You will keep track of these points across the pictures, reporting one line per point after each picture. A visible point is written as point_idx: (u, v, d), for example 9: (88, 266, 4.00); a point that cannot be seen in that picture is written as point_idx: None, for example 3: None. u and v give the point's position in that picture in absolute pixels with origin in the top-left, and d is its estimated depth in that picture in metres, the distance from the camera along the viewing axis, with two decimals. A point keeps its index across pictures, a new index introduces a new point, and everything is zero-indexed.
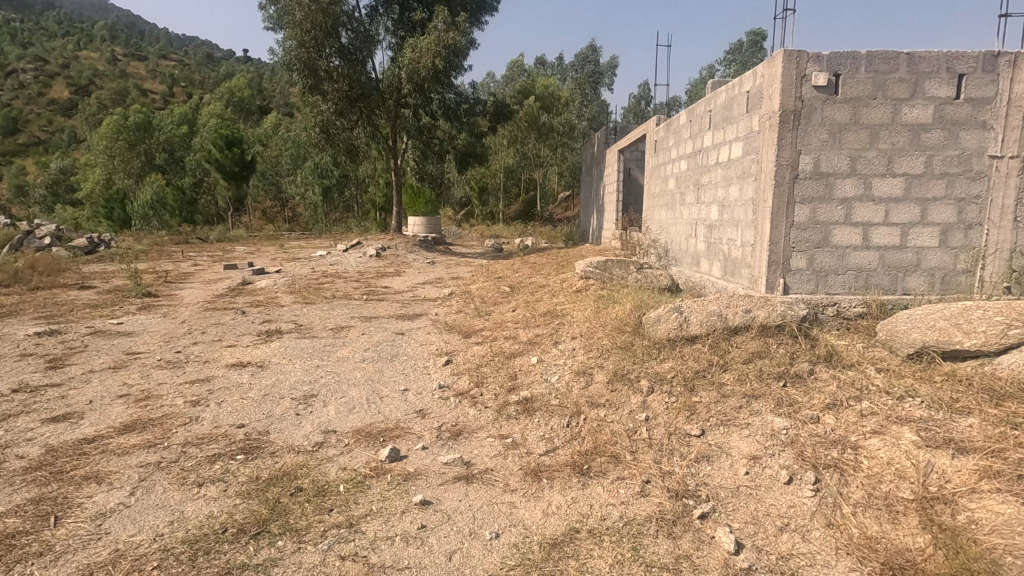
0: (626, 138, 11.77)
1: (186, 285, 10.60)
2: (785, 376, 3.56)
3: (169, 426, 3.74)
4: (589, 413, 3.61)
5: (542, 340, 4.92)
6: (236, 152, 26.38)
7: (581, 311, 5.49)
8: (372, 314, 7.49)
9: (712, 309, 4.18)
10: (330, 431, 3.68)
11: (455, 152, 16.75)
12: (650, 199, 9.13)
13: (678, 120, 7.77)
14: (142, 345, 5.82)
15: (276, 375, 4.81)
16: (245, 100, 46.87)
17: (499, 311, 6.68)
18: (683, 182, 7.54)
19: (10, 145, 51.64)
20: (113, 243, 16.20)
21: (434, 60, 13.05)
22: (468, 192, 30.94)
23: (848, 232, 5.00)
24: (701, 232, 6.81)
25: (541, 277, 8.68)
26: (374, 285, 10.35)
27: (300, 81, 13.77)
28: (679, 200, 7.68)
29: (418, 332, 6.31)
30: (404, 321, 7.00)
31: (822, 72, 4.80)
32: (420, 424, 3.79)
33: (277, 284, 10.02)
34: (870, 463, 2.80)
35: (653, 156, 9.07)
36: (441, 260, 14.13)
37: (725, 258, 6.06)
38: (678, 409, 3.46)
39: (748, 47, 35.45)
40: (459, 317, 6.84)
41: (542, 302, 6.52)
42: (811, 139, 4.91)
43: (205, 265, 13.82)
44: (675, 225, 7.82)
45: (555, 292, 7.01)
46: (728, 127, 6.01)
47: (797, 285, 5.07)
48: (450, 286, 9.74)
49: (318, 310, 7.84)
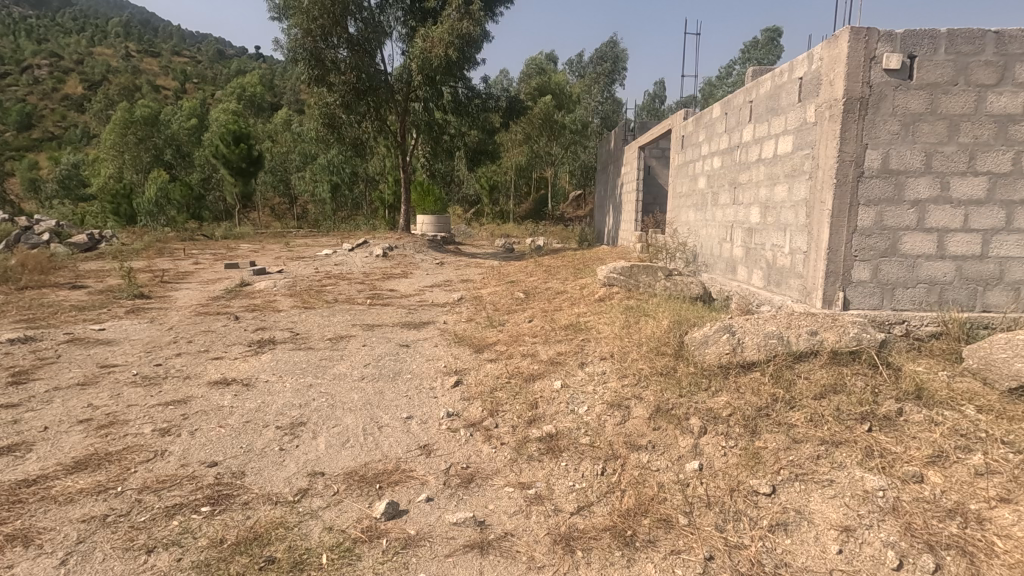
0: (647, 133, 11.12)
1: (182, 285, 10.09)
2: (870, 418, 2.90)
3: (127, 465, 3.16)
4: (628, 458, 2.99)
5: (566, 360, 4.29)
6: (242, 148, 25.96)
7: (608, 325, 4.87)
8: (375, 321, 6.92)
9: (771, 330, 3.54)
10: (317, 473, 3.09)
11: (466, 148, 16.14)
12: (676, 199, 8.49)
13: (710, 113, 7.12)
14: (120, 356, 5.28)
15: (262, 397, 4.23)
16: (255, 95, 46.56)
17: (514, 321, 6.06)
18: (716, 181, 6.89)
19: (25, 140, 52.08)
20: (114, 239, 15.77)
21: (446, 50, 12.48)
22: (478, 190, 30.37)
23: (920, 239, 4.32)
24: (738, 236, 6.16)
25: (558, 283, 8.05)
26: (379, 287, 9.80)
27: (304, 72, 13.23)
28: (712, 200, 7.03)
29: (424, 344, 5.71)
30: (409, 330, 6.41)
31: (895, 54, 4.14)
32: (425, 465, 3.19)
33: (277, 286, 9.49)
34: (1007, 545, 2.14)
35: (680, 153, 8.44)
36: (450, 261, 13.56)
37: (768, 267, 5.41)
38: (740, 457, 2.83)
39: (768, 43, 34.47)
40: (471, 327, 6.24)
41: (562, 312, 5.91)
42: (879, 131, 4.24)
43: (207, 264, 13.34)
44: (707, 228, 7.16)
45: (576, 301, 6.38)
46: (773, 119, 5.35)
47: (860, 300, 4.39)
48: (460, 290, 9.16)
49: (317, 316, 7.26)
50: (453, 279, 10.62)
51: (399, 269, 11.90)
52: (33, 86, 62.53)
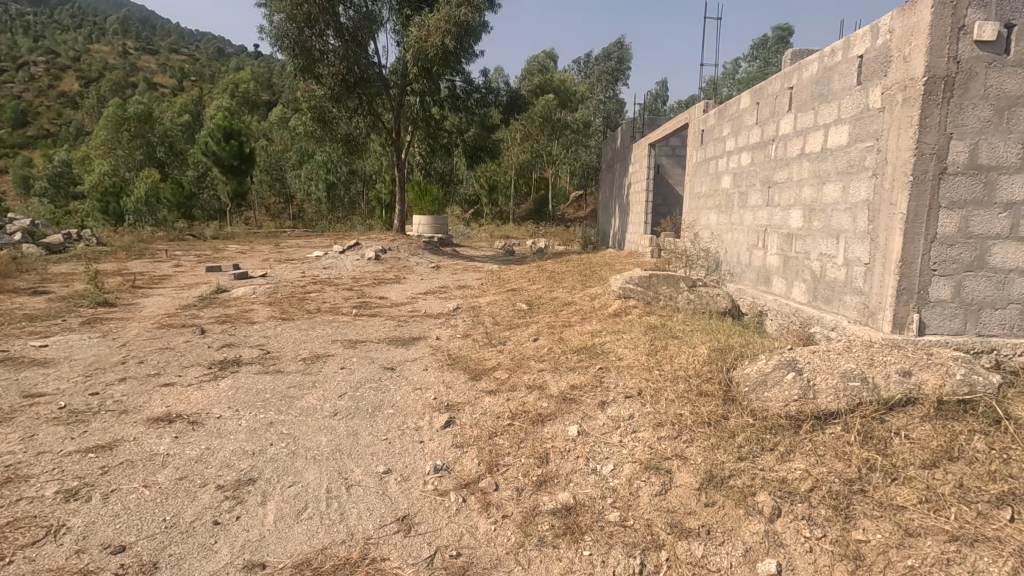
0: (658, 129, 10.35)
1: (154, 290, 9.29)
2: (1011, 502, 2.10)
3: (2, 551, 2.36)
4: (675, 551, 2.19)
5: (582, 397, 3.50)
6: (234, 145, 25.14)
7: (629, 350, 4.09)
8: (360, 336, 6.13)
9: (849, 369, 2.77)
10: (255, 566, 2.30)
11: (465, 145, 15.37)
12: (695, 199, 7.73)
13: (738, 104, 6.37)
14: (53, 381, 4.48)
15: (208, 441, 3.43)
16: (249, 92, 45.80)
17: (517, 339, 5.26)
18: (745, 179, 6.13)
19: (21, 137, 51.45)
20: (92, 239, 14.96)
21: (444, 39, 11.74)
22: (477, 190, 29.57)
23: (1013, 250, 3.54)
24: (774, 242, 5.39)
25: (564, 293, 7.26)
26: (368, 294, 9.01)
27: (291, 63, 12.45)
28: (739, 201, 6.27)
29: (412, 368, 4.91)
30: (397, 348, 5.60)
31: (989, 22, 3.36)
32: (401, 551, 2.40)
33: (256, 292, 8.70)
34: None
35: (699, 149, 7.68)
36: (447, 265, 12.76)
37: (814, 280, 4.64)
38: (833, 557, 2.03)
39: (775, 42, 33.69)
40: (467, 345, 5.43)
41: (574, 330, 5.11)
42: (967, 118, 3.45)
43: (188, 267, 12.52)
44: (733, 233, 6.39)
45: (589, 316, 5.59)
46: (822, 106, 4.57)
47: (938, 323, 3.61)
48: (456, 298, 8.39)
49: (294, 329, 6.45)
50: (450, 285, 9.85)
51: (391, 274, 11.09)
52: (29, 84, 61.60)
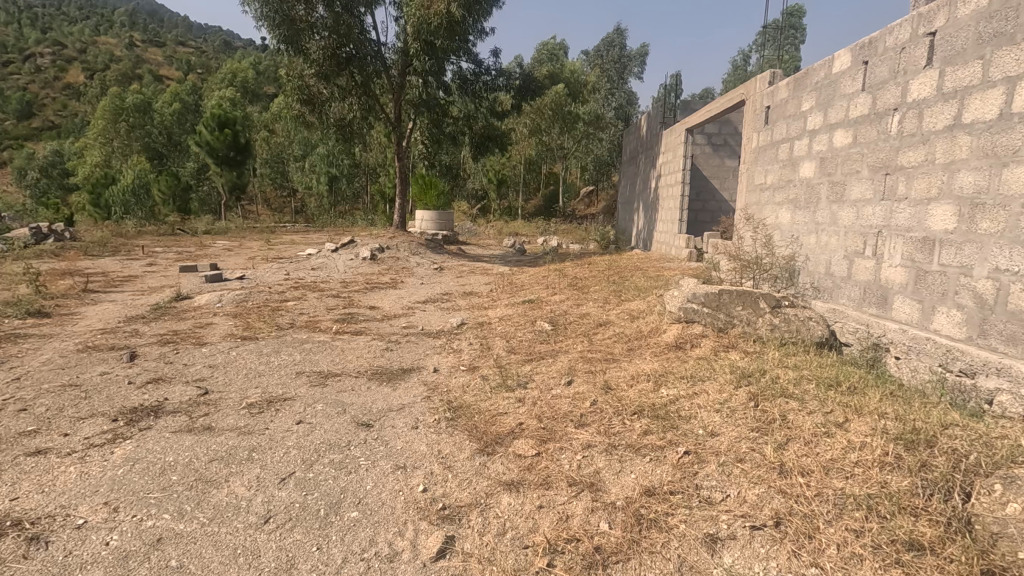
0: (699, 111, 8.90)
1: (108, 296, 7.92)
2: None
3: None
4: None
5: (672, 518, 2.06)
6: (229, 135, 23.71)
7: (726, 421, 2.66)
8: (336, 365, 4.74)
9: None
10: None
11: (473, 134, 13.95)
12: (756, 192, 6.29)
13: (827, 67, 4.91)
14: None
15: None
16: (248, 81, 44.29)
17: (543, 381, 3.84)
18: (840, 164, 4.68)
19: (24, 128, 50.45)
20: (63, 234, 13.59)
21: (448, 7, 10.30)
22: (483, 185, 28.09)
23: None
24: (896, 249, 3.93)
25: (595, 308, 5.83)
26: (357, 302, 7.62)
27: (274, 37, 11.03)
28: (831, 192, 4.81)
29: (397, 425, 3.47)
30: (380, 388, 4.18)
31: None
32: None
33: (223, 299, 7.34)
34: None
35: (762, 130, 6.21)
36: (452, 266, 11.35)
37: (981, 308, 3.19)
38: None
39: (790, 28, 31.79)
40: (473, 387, 4.01)
41: (621, 373, 3.68)
42: None
43: (163, 266, 11.15)
44: (820, 234, 4.94)
45: (639, 350, 4.15)
46: (999, 52, 3.11)
47: None
48: (461, 310, 6.98)
49: (253, 353, 5.05)
50: (454, 292, 8.44)
51: (386, 277, 9.70)
52: (34, 75, 60.43)
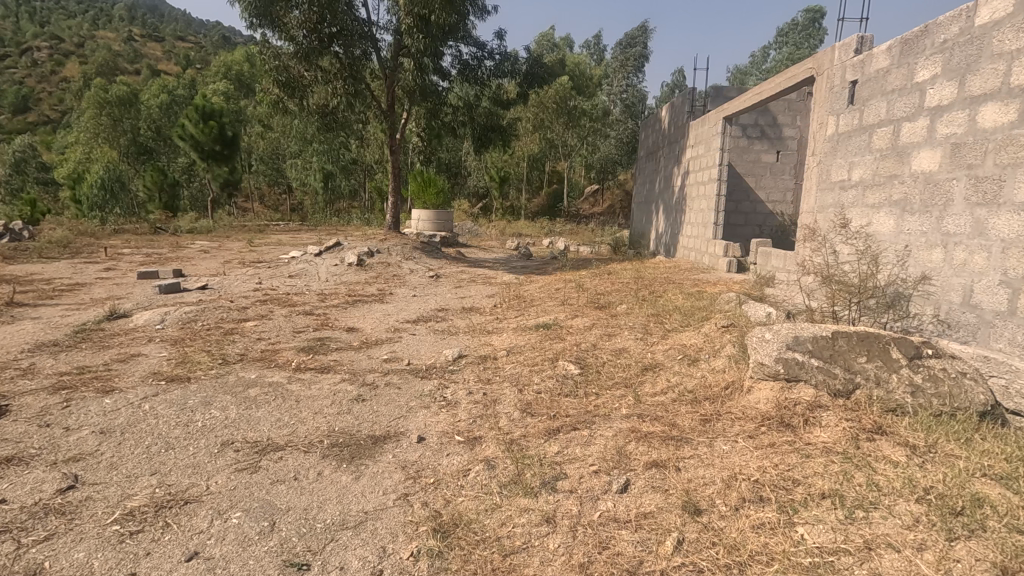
0: (744, 96, 7.51)
1: (33, 312, 6.53)
2: None
3: None
4: None
5: None
6: (214, 127, 22.22)
7: None
8: (281, 431, 3.36)
9: None
10: None
11: (474, 124, 12.56)
12: (836, 190, 4.94)
13: (966, 17, 3.53)
14: None
15: None
16: (242, 74, 42.81)
17: (582, 480, 2.48)
18: (995, 149, 3.29)
19: (17, 122, 48.66)
20: (17, 236, 12.10)
21: None
22: (485, 183, 26.63)
23: None
24: None
25: (633, 341, 4.47)
26: (333, 323, 6.23)
27: (245, 10, 9.62)
28: (974, 191, 3.43)
29: (349, 566, 2.11)
30: (337, 475, 2.82)
31: None
32: None
33: (169, 320, 5.97)
34: None
35: (845, 112, 4.86)
36: (449, 273, 9.97)
37: None
38: None
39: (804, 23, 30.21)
40: (475, 481, 2.64)
41: (712, 476, 2.31)
42: None
43: (120, 272, 9.74)
44: (951, 248, 3.58)
45: (721, 425, 2.79)
46: None
47: None
48: (459, 334, 5.61)
49: (172, 407, 3.67)
50: (450, 307, 7.10)
51: (373, 288, 8.32)
52: (29, 69, 58.83)
